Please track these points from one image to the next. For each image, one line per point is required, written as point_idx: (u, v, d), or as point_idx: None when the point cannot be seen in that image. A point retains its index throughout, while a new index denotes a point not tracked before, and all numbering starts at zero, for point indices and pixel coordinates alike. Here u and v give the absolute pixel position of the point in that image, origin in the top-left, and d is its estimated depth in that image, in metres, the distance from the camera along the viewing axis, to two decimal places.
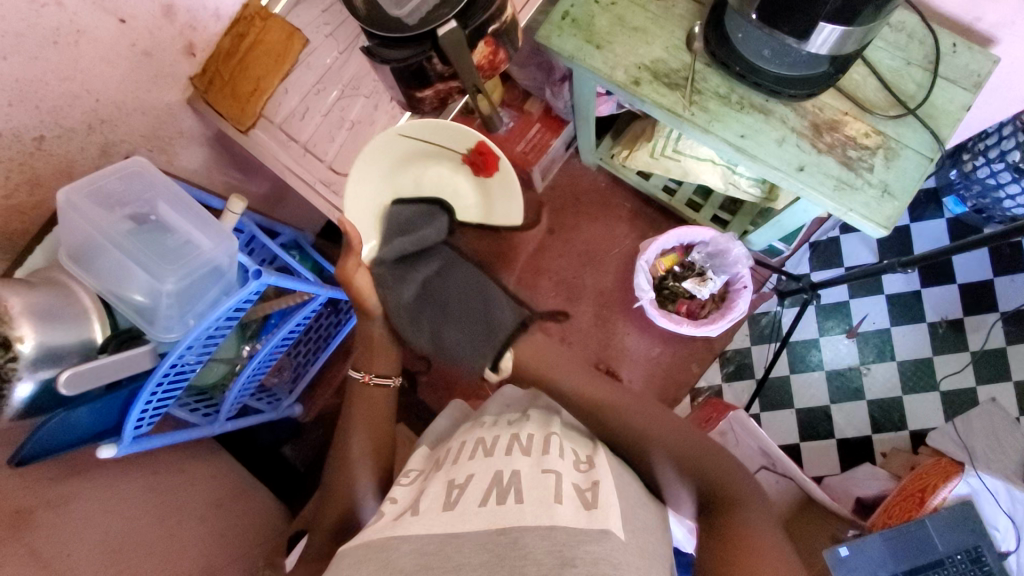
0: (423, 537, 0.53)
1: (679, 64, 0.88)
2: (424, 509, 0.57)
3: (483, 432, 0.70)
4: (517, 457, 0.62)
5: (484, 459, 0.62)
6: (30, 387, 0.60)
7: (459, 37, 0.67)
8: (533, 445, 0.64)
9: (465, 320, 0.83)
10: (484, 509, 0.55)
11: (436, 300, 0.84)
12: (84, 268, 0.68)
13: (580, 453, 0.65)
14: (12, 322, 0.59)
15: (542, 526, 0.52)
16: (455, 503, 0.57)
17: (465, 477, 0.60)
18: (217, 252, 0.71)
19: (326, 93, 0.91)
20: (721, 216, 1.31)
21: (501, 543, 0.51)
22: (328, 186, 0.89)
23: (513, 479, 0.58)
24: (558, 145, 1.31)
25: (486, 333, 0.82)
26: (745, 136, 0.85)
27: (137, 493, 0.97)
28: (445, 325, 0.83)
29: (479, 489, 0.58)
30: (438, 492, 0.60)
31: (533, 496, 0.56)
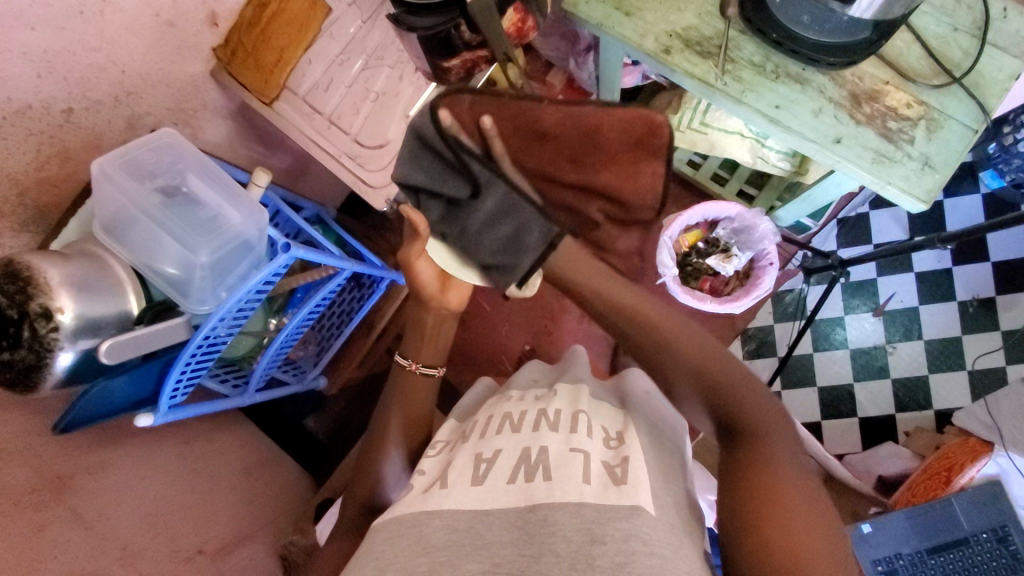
0: (453, 513, 0.54)
1: (712, 31, 0.85)
2: (454, 483, 0.58)
3: (511, 407, 0.70)
4: (545, 432, 0.63)
5: (513, 434, 0.63)
6: (71, 356, 0.61)
7: (487, 3, 0.65)
8: (561, 421, 0.64)
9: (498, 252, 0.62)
10: (513, 487, 0.56)
11: (460, 227, 0.62)
12: (117, 240, 0.68)
13: (610, 428, 0.66)
14: (51, 292, 0.59)
15: (570, 503, 0.52)
16: (484, 477, 0.58)
17: (493, 452, 0.61)
18: (249, 225, 0.71)
19: (349, 63, 0.90)
20: (747, 191, 1.28)
21: (530, 520, 0.52)
22: (354, 159, 0.89)
23: (541, 456, 0.59)
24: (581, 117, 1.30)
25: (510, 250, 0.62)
26: (781, 106, 0.82)
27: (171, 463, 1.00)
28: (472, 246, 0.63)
29: (508, 464, 0.59)
30: (466, 465, 0.61)
31: (562, 474, 0.56)
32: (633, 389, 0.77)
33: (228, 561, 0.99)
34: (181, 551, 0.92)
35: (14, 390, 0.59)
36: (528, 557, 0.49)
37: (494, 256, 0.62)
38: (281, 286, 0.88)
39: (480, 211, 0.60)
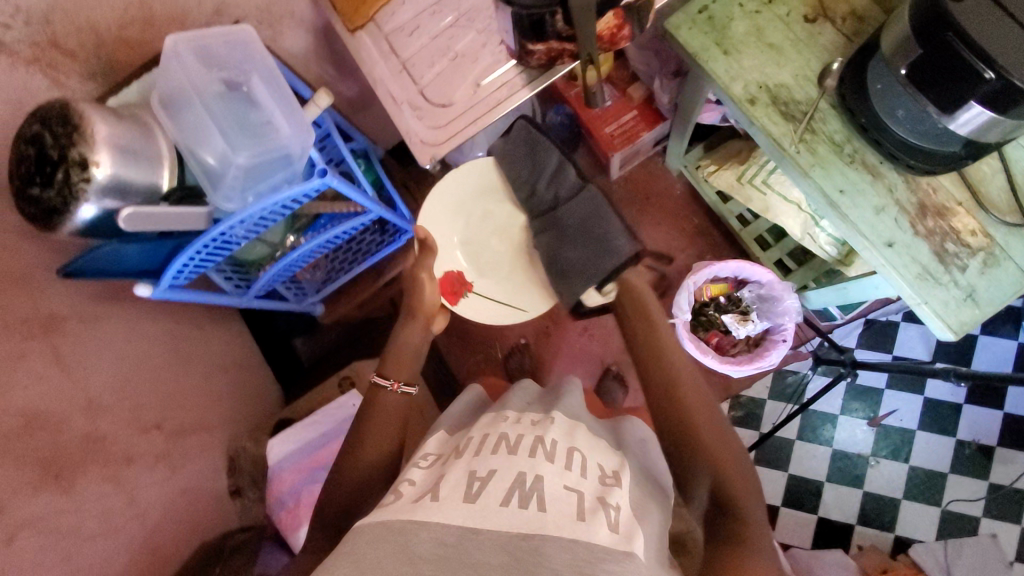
0: (440, 527, 0.58)
1: (803, 96, 0.83)
2: (446, 495, 0.61)
3: (507, 428, 0.73)
4: (543, 461, 0.66)
5: (508, 456, 0.66)
6: (93, 210, 0.61)
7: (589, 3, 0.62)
8: (556, 452, 0.68)
9: (588, 245, 1.05)
10: (505, 509, 0.60)
11: (560, 224, 1.09)
12: (169, 116, 0.68)
13: (606, 466, 0.70)
14: (93, 146, 0.60)
15: (564, 538, 0.57)
16: (477, 496, 0.61)
17: (487, 472, 0.64)
18: (294, 141, 0.71)
19: (440, 16, 0.83)
20: (786, 263, 1.25)
21: (523, 548, 0.55)
22: (413, 110, 0.80)
23: (536, 484, 0.63)
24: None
25: (600, 251, 1.04)
26: (844, 192, 0.80)
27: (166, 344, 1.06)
28: (568, 247, 1.07)
29: (503, 485, 0.62)
30: (459, 480, 0.64)
31: (555, 508, 0.60)
32: (630, 435, 0.82)
33: (180, 444, 1.03)
34: (139, 423, 0.97)
35: (39, 225, 0.61)
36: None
37: (585, 259, 1.05)
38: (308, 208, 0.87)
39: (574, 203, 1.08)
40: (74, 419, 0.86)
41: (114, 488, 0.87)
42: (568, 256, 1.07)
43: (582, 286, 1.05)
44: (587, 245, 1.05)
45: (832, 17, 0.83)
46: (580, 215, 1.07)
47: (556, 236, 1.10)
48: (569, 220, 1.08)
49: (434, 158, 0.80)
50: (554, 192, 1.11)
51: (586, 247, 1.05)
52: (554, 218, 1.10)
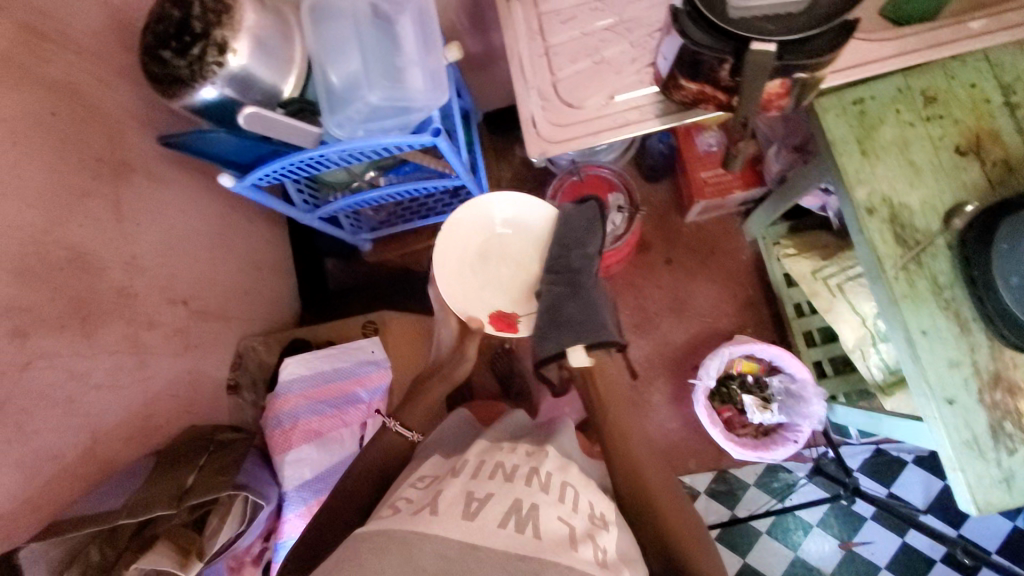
0: (443, 541, 0.61)
1: (923, 226, 0.79)
2: (446, 510, 0.65)
3: (503, 457, 0.76)
4: (537, 491, 0.69)
5: (506, 483, 0.70)
6: (214, 95, 0.60)
7: (766, 63, 0.60)
8: (550, 485, 0.71)
9: (583, 312, 0.94)
10: (502, 532, 0.63)
11: (574, 281, 0.97)
12: (314, 24, 0.67)
13: (597, 508, 0.72)
14: (235, 32, 0.59)
15: (562, 564, 0.61)
16: (475, 515, 0.64)
17: (485, 494, 0.68)
18: (423, 96, 0.68)
19: (600, 15, 0.80)
20: (824, 366, 1.22)
21: (520, 569, 0.60)
22: (541, 99, 0.78)
23: (531, 512, 0.66)
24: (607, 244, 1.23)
25: (588, 329, 0.92)
26: (925, 334, 0.77)
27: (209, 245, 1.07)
28: (568, 301, 0.95)
29: (499, 509, 0.66)
30: (458, 497, 0.67)
31: (550, 540, 0.64)
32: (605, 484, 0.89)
33: (199, 324, 1.05)
34: (169, 294, 0.99)
35: (158, 87, 0.60)
36: None
37: (582, 322, 0.93)
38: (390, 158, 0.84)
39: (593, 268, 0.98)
40: (115, 269, 0.88)
41: (130, 347, 0.89)
42: (565, 308, 0.94)
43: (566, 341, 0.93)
44: (587, 310, 0.93)
45: (983, 157, 0.79)
46: (588, 285, 0.97)
47: (566, 289, 0.97)
48: (580, 288, 0.96)
49: (544, 154, 0.78)
50: (588, 254, 0.99)
51: (582, 310, 0.94)
52: (571, 272, 0.98)
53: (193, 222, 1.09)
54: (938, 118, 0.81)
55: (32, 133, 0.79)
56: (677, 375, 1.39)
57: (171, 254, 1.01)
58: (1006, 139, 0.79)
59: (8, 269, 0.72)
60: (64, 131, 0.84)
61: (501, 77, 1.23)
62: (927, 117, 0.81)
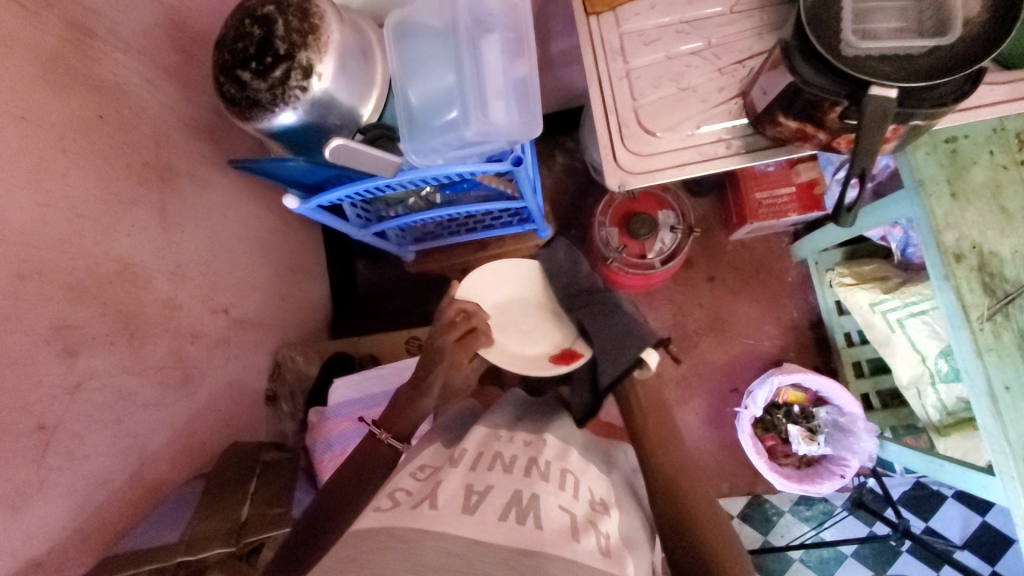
0: (450, 539, 0.55)
1: (1013, 275, 0.76)
2: (446, 503, 0.61)
3: (501, 450, 0.74)
4: (539, 482, 0.67)
5: (507, 477, 0.67)
6: (291, 119, 0.56)
7: (887, 110, 0.56)
8: (551, 475, 0.70)
9: (618, 332, 0.97)
10: (505, 524, 0.58)
11: (598, 311, 1.01)
12: (398, 44, 0.64)
13: (597, 493, 0.72)
14: (320, 52, 0.55)
15: (566, 558, 0.56)
16: (475, 509, 0.60)
17: (484, 488, 0.64)
18: (510, 128, 0.63)
19: (686, 38, 0.75)
20: (870, 398, 1.19)
21: (522, 562, 0.54)
22: (621, 127, 0.74)
23: (532, 503, 0.63)
24: (661, 264, 1.20)
25: (625, 339, 0.96)
26: (1009, 389, 0.74)
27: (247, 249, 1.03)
28: (607, 324, 0.99)
29: (500, 501, 0.62)
30: (457, 492, 0.63)
31: (553, 530, 0.60)
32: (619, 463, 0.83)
33: (239, 334, 1.01)
34: (211, 303, 0.95)
35: (236, 106, 0.56)
36: None
37: (625, 337, 0.96)
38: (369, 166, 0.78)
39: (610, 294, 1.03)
40: (162, 280, 0.85)
41: (174, 361, 0.85)
42: (610, 328, 0.98)
43: (625, 356, 0.95)
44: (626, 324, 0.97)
45: None
46: (613, 305, 1.02)
47: (596, 312, 1.01)
48: (604, 314, 1.00)
49: (623, 184, 0.73)
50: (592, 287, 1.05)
51: (616, 327, 0.98)
52: (593, 307, 1.01)
53: (233, 226, 1.04)
54: None
55: (83, 139, 0.74)
56: (715, 398, 1.35)
57: (212, 261, 0.97)
58: None
59: (59, 286, 0.68)
60: (114, 134, 0.79)
61: (553, 84, 1.18)
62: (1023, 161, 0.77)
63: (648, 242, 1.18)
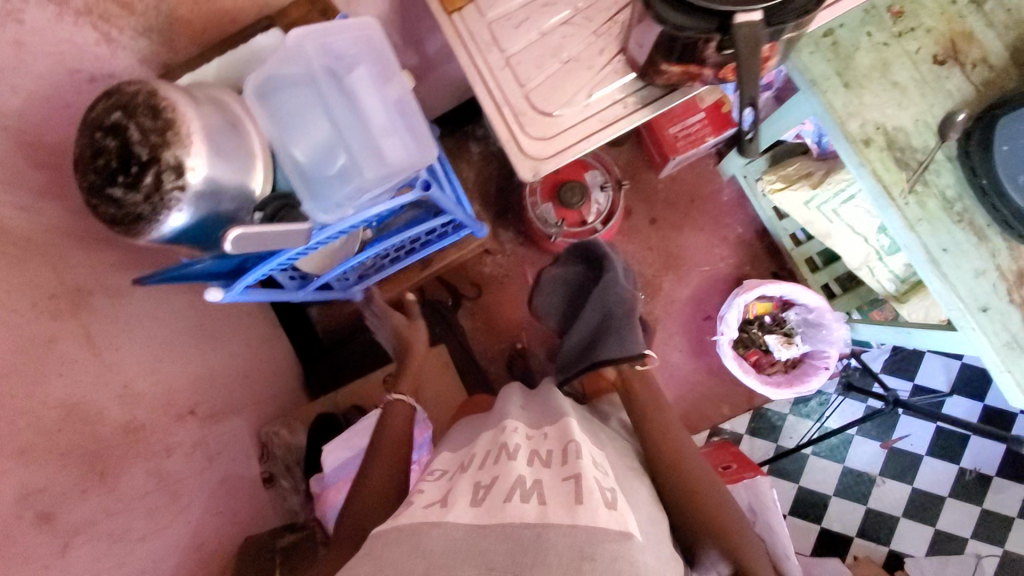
0: (452, 526, 0.56)
1: (921, 144, 0.78)
2: (454, 500, 0.61)
3: (507, 437, 0.72)
4: (540, 467, 0.67)
5: (507, 462, 0.66)
6: (182, 218, 0.53)
7: (756, 35, 0.56)
8: (554, 457, 0.69)
9: (614, 317, 1.02)
10: (507, 506, 0.58)
11: (606, 292, 1.05)
12: (263, 104, 0.60)
13: (598, 459, 0.70)
14: (184, 141, 0.51)
15: (565, 524, 0.55)
16: (483, 500, 0.60)
17: (491, 480, 0.64)
18: (410, 164, 0.63)
19: (553, 10, 0.74)
20: (832, 287, 1.24)
21: (525, 536, 0.54)
22: (517, 116, 0.73)
23: (535, 485, 0.62)
24: (602, 226, 1.22)
25: (624, 325, 0.99)
26: (948, 250, 0.78)
27: (190, 338, 0.98)
28: (610, 314, 1.02)
29: (504, 488, 0.61)
30: (466, 489, 0.63)
31: (556, 501, 0.59)
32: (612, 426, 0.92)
33: (213, 430, 0.97)
34: (175, 408, 0.90)
35: (117, 228, 0.53)
36: (521, 564, 0.52)
37: (621, 336, 0.98)
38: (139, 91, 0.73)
39: (615, 270, 1.06)
40: (113, 408, 0.78)
41: (156, 483, 0.82)
42: (613, 310, 1.02)
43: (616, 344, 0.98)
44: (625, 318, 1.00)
45: (962, 61, 0.78)
46: (619, 286, 1.05)
47: (604, 303, 1.04)
48: (608, 293, 1.05)
49: (538, 172, 0.73)
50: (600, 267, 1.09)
51: (620, 322, 1.00)
52: (605, 288, 1.05)
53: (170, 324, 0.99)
54: (910, 32, 0.79)
55: (5, 282, 0.65)
56: (694, 331, 1.39)
57: (166, 365, 0.91)
58: (980, 39, 0.79)
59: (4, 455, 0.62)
60: None
61: (444, 81, 1.15)
62: (900, 33, 0.79)
63: (585, 208, 1.19)
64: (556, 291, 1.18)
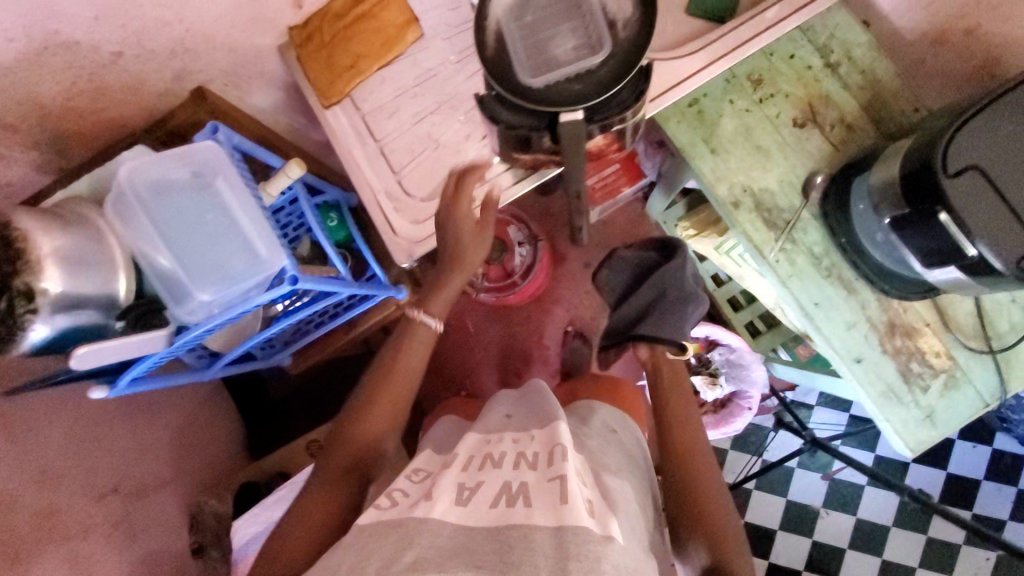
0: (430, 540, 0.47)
1: (787, 204, 0.82)
2: (437, 497, 0.52)
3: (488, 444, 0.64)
4: (524, 467, 0.58)
5: (492, 468, 0.58)
6: (44, 332, 0.57)
7: (580, 129, 0.60)
8: (540, 460, 0.59)
9: (667, 308, 0.89)
10: (491, 511, 0.51)
11: (667, 284, 0.90)
12: (125, 226, 0.65)
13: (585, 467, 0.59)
14: (39, 267, 0.56)
15: (550, 526, 0.48)
16: (467, 500, 0.52)
17: (475, 481, 0.55)
18: (268, 258, 0.65)
19: (422, 100, 0.79)
20: (756, 325, 1.25)
21: (510, 537, 0.48)
22: (392, 201, 0.77)
23: (522, 488, 0.54)
24: (524, 279, 1.25)
25: (674, 307, 0.89)
26: (819, 304, 0.80)
27: (116, 413, 1.00)
28: (662, 308, 0.89)
29: (491, 491, 0.54)
30: (447, 487, 0.54)
31: (543, 503, 0.51)
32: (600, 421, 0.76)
33: (136, 507, 0.96)
34: (98, 488, 0.90)
35: None
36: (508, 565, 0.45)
37: (667, 321, 0.88)
38: (23, 190, 0.75)
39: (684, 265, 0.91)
40: (29, 491, 0.79)
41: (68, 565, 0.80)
42: (668, 296, 0.89)
43: (661, 327, 0.87)
44: (676, 306, 0.89)
45: (821, 123, 0.82)
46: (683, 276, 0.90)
47: (662, 290, 0.90)
48: (669, 283, 0.90)
49: (411, 255, 0.76)
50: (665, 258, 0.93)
51: (669, 312, 0.88)
52: (666, 274, 0.91)
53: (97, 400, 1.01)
54: (771, 98, 0.83)
55: None
56: None
57: (85, 447, 0.91)
58: (836, 101, 0.83)
59: None
60: None
61: None
62: (760, 99, 0.84)
63: (508, 260, 1.23)
64: (621, 281, 0.97)
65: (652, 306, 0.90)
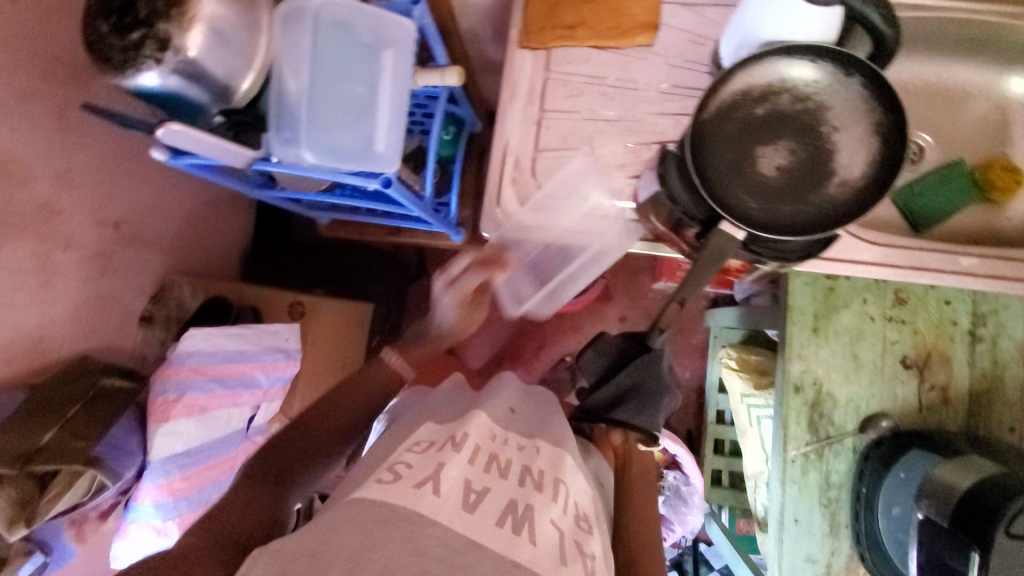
0: (439, 533, 0.47)
1: (840, 421, 0.78)
2: (446, 496, 0.50)
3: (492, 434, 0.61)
4: (527, 487, 0.56)
5: (501, 476, 0.55)
6: (154, 81, 0.55)
7: (727, 250, 0.58)
8: (541, 483, 0.57)
9: (639, 400, 0.80)
10: (498, 530, 0.49)
11: (642, 376, 0.81)
12: (283, 33, 0.61)
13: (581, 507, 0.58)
14: (186, 22, 0.54)
15: None
16: (473, 509, 0.50)
17: (483, 486, 0.53)
18: (385, 158, 0.64)
19: (607, 103, 0.73)
20: (721, 475, 1.24)
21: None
22: (514, 171, 0.73)
23: (525, 514, 0.52)
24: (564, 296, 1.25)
25: (649, 403, 0.80)
26: (798, 521, 0.78)
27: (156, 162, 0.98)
28: (635, 399, 0.80)
29: (498, 506, 0.52)
30: (455, 482, 0.52)
31: (542, 552, 0.49)
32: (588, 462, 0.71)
33: (121, 253, 0.95)
34: (100, 215, 0.88)
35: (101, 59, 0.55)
36: None
37: (642, 411, 0.79)
38: None
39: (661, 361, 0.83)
40: (42, 182, 0.78)
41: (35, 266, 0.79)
42: (643, 391, 0.80)
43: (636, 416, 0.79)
44: (652, 395, 0.80)
45: (924, 378, 0.78)
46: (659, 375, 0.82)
47: (636, 386, 0.81)
48: (644, 378, 0.81)
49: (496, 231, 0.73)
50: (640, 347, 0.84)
51: (642, 401, 0.80)
52: (641, 366, 0.82)
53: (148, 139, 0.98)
54: (899, 322, 0.79)
55: None
56: None
57: (112, 172, 0.89)
58: (954, 369, 0.78)
59: None
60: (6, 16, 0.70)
61: None
62: (890, 317, 0.79)
63: None
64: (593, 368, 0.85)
65: (621, 390, 0.81)
